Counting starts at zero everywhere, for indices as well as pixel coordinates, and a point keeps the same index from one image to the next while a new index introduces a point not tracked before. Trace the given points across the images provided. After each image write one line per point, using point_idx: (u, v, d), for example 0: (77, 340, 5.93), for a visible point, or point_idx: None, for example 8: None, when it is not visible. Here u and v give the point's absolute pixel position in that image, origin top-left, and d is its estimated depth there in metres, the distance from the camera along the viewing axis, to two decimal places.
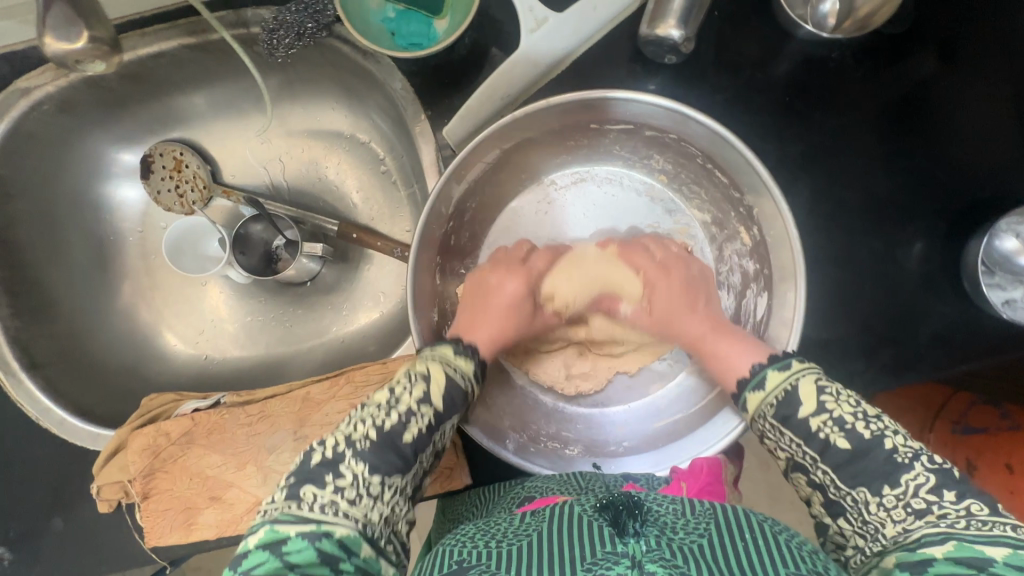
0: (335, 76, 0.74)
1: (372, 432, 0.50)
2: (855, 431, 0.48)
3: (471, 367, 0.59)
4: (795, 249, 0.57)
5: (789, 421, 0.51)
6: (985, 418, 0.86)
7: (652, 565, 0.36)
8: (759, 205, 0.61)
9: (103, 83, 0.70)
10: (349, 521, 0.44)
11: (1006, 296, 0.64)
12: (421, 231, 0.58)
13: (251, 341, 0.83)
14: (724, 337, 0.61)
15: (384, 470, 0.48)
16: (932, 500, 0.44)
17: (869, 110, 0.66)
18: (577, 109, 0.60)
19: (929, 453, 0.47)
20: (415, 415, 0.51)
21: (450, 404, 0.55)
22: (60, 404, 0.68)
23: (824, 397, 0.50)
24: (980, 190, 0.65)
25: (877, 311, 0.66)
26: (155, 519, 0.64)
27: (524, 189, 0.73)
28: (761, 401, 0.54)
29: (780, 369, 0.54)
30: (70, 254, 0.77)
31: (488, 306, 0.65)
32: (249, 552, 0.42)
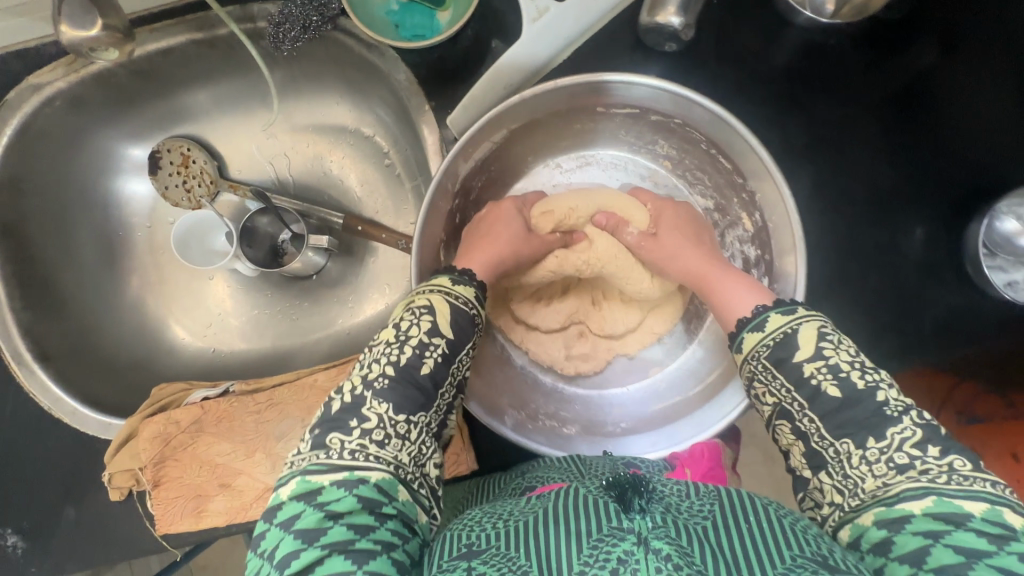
0: (339, 70, 0.75)
1: (389, 370, 0.48)
2: (850, 379, 0.46)
3: (473, 292, 0.55)
4: (796, 228, 0.58)
5: (784, 364, 0.49)
6: None
7: (658, 543, 0.34)
8: (761, 188, 0.61)
9: (112, 79, 0.72)
10: (382, 465, 0.45)
11: (1008, 278, 0.64)
12: (428, 210, 0.58)
13: (257, 334, 0.84)
14: (728, 272, 0.60)
15: (408, 407, 0.48)
16: (915, 455, 0.43)
17: (870, 96, 0.67)
18: (585, 92, 0.61)
19: (918, 410, 0.45)
20: (428, 346, 0.50)
21: (460, 332, 0.52)
22: (72, 395, 0.69)
23: (823, 343, 0.48)
24: (981, 174, 0.65)
25: (881, 296, 0.66)
26: (165, 507, 0.65)
27: (531, 171, 0.75)
28: (758, 342, 0.51)
29: (782, 313, 0.51)
30: (81, 249, 0.78)
31: (491, 230, 0.64)
32: (284, 504, 0.43)
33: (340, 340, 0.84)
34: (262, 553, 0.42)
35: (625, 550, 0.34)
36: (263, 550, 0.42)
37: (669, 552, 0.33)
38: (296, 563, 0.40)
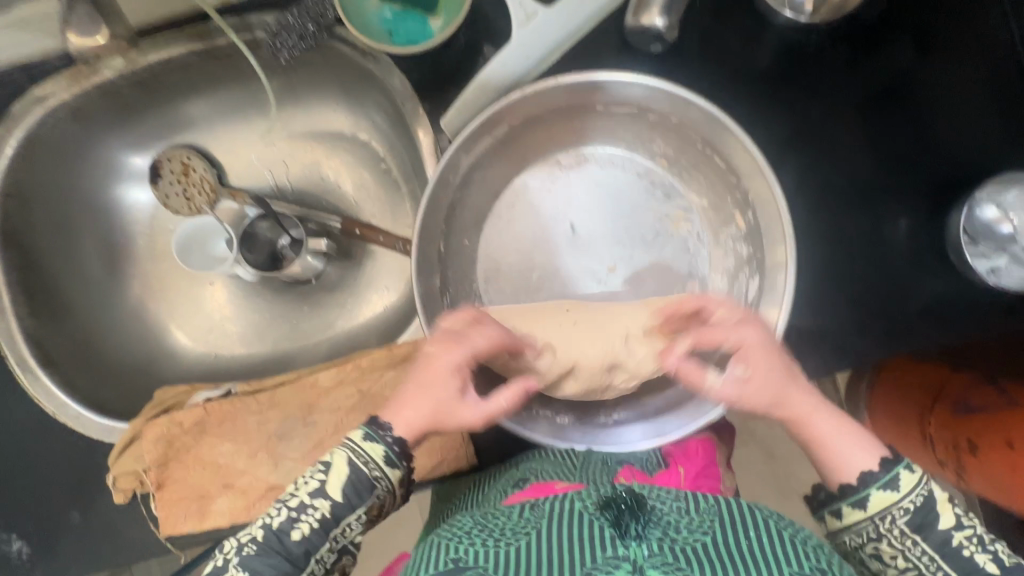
0: (335, 77, 0.77)
1: (258, 535, 0.50)
2: (998, 555, 0.49)
3: (383, 451, 0.51)
4: (785, 220, 0.60)
5: (926, 531, 0.49)
6: (986, 397, 0.86)
7: (653, 571, 0.37)
8: (753, 187, 0.63)
9: (114, 90, 0.73)
10: None
11: (991, 265, 0.65)
12: (426, 205, 0.63)
13: (258, 339, 0.85)
14: (846, 433, 0.53)
15: (269, 574, 0.48)
16: None
17: (851, 90, 0.69)
18: (585, 90, 0.64)
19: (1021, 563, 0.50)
20: (305, 511, 0.50)
21: (351, 495, 0.50)
22: (75, 399, 0.70)
23: (958, 510, 0.50)
24: (960, 164, 0.67)
25: (869, 285, 0.67)
26: (169, 509, 0.65)
27: (533, 164, 0.73)
28: (893, 503, 0.49)
29: (909, 471, 0.50)
30: (83, 257, 0.79)
31: (422, 389, 0.54)
32: None
33: (340, 343, 0.85)
34: None
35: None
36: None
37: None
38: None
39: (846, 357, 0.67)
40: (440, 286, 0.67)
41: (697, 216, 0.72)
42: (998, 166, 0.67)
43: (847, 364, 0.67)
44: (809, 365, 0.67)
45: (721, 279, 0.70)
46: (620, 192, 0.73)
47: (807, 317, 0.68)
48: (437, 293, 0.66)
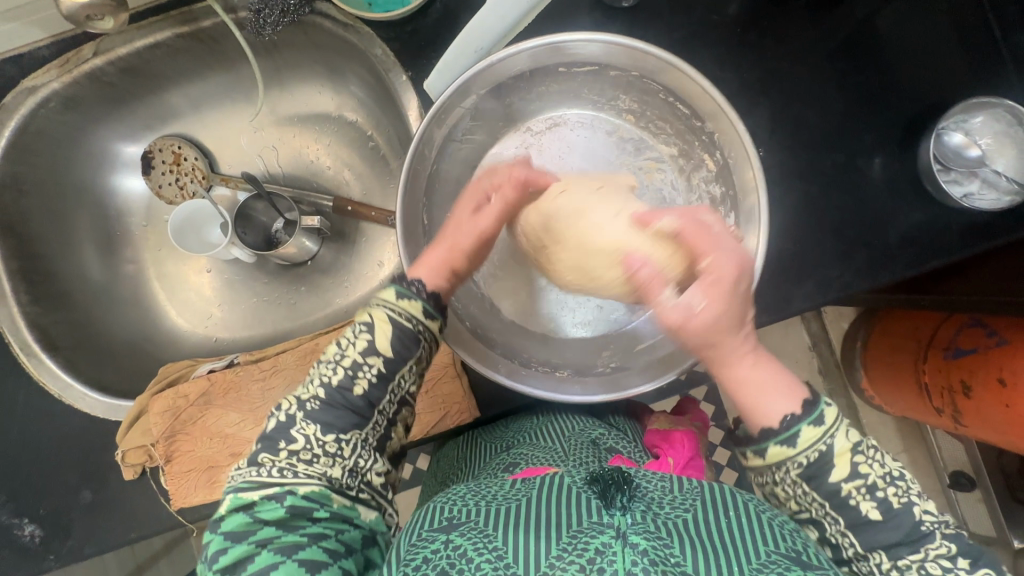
0: (318, 55, 0.79)
1: (321, 392, 0.52)
2: (886, 499, 0.48)
3: (419, 307, 0.55)
4: (755, 163, 0.59)
5: (817, 482, 0.48)
6: (975, 339, 0.88)
7: (636, 538, 0.40)
8: (717, 129, 0.63)
9: (103, 78, 0.75)
10: (312, 478, 0.49)
11: (965, 190, 0.68)
12: (406, 172, 0.61)
13: (257, 321, 0.86)
14: (766, 374, 0.53)
15: (339, 422, 0.51)
16: (946, 565, 0.47)
17: (815, 34, 0.72)
18: (545, 55, 0.64)
19: (942, 516, 0.49)
20: (362, 367, 0.52)
21: (400, 348, 0.53)
22: (80, 380, 0.71)
23: (857, 459, 0.49)
24: (927, 98, 0.70)
25: (847, 219, 0.69)
26: (179, 481, 0.66)
27: (504, 134, 0.73)
28: (789, 457, 0.49)
29: (814, 425, 0.49)
30: (80, 247, 0.81)
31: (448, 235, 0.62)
32: (225, 515, 0.48)
33: (339, 319, 0.86)
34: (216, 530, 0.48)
35: (603, 543, 0.40)
36: (212, 552, 0.47)
37: (646, 548, 0.39)
38: (226, 559, 0.46)
39: (830, 289, 0.69)
40: None
41: (669, 165, 0.72)
42: (963, 94, 0.69)
43: (832, 296, 0.69)
44: (796, 299, 0.69)
45: None
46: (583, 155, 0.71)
47: (789, 254, 0.70)
48: None
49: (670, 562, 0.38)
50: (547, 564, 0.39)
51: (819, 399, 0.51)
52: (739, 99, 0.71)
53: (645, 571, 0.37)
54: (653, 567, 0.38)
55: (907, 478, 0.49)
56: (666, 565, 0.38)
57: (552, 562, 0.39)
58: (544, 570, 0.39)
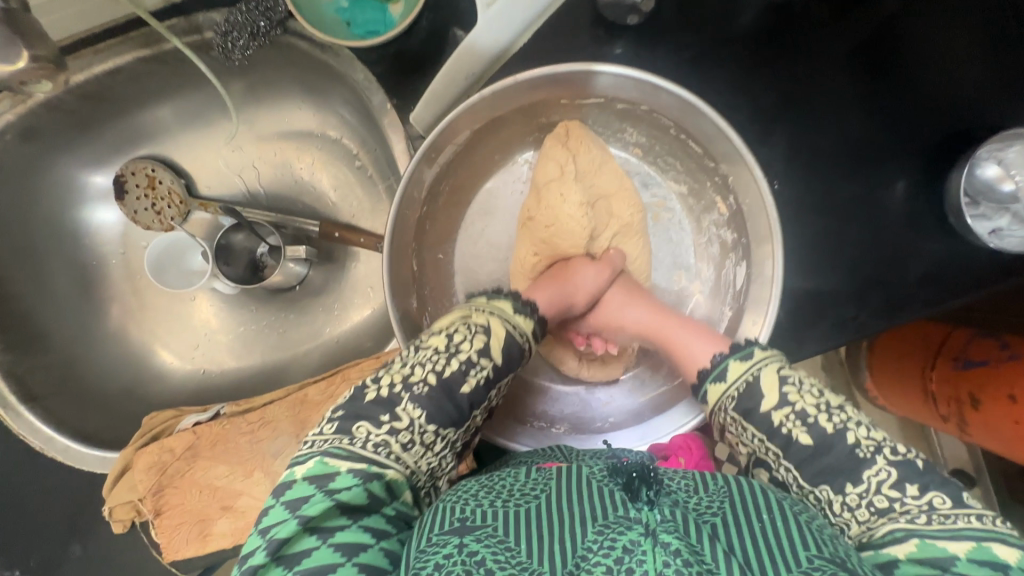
0: (296, 75, 0.73)
1: (431, 378, 0.50)
2: (818, 425, 0.49)
3: (530, 326, 0.58)
4: (771, 215, 0.54)
5: (751, 415, 0.52)
6: (985, 351, 0.83)
7: (666, 536, 0.36)
8: (732, 171, 0.58)
9: (62, 106, 0.69)
10: (399, 466, 0.47)
11: (993, 225, 0.63)
12: (394, 225, 0.56)
13: (246, 352, 0.83)
14: (681, 324, 0.61)
15: (440, 417, 0.50)
16: (894, 496, 0.45)
17: (841, 51, 0.65)
18: (545, 87, 0.58)
19: (892, 446, 0.47)
20: (475, 366, 0.52)
21: (508, 359, 0.55)
22: (62, 431, 0.69)
23: (786, 389, 0.51)
24: (956, 122, 0.64)
25: (866, 255, 0.65)
26: (170, 534, 0.64)
27: (498, 169, 0.68)
28: (722, 393, 0.54)
29: (741, 360, 0.54)
30: (54, 283, 0.77)
31: (564, 273, 0.64)
32: (299, 482, 0.43)
33: (329, 350, 0.83)
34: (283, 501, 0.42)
35: (632, 540, 0.36)
36: (266, 531, 0.41)
37: (677, 547, 0.35)
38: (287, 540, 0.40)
39: (847, 331, 0.64)
40: (417, 307, 0.62)
41: (678, 204, 0.68)
42: (999, 119, 0.63)
43: (848, 338, 0.65)
44: (809, 341, 0.65)
45: (706, 267, 0.67)
46: (598, 170, 0.65)
47: (803, 293, 0.65)
48: (415, 315, 0.61)
49: (702, 565, 0.35)
50: (574, 563, 0.36)
51: (751, 341, 0.55)
52: (754, 125, 0.66)
53: (678, 572, 0.34)
54: (688, 567, 0.34)
55: (847, 406, 0.50)
56: (699, 566, 0.35)
57: (577, 563, 0.36)
58: (571, 569, 0.36)
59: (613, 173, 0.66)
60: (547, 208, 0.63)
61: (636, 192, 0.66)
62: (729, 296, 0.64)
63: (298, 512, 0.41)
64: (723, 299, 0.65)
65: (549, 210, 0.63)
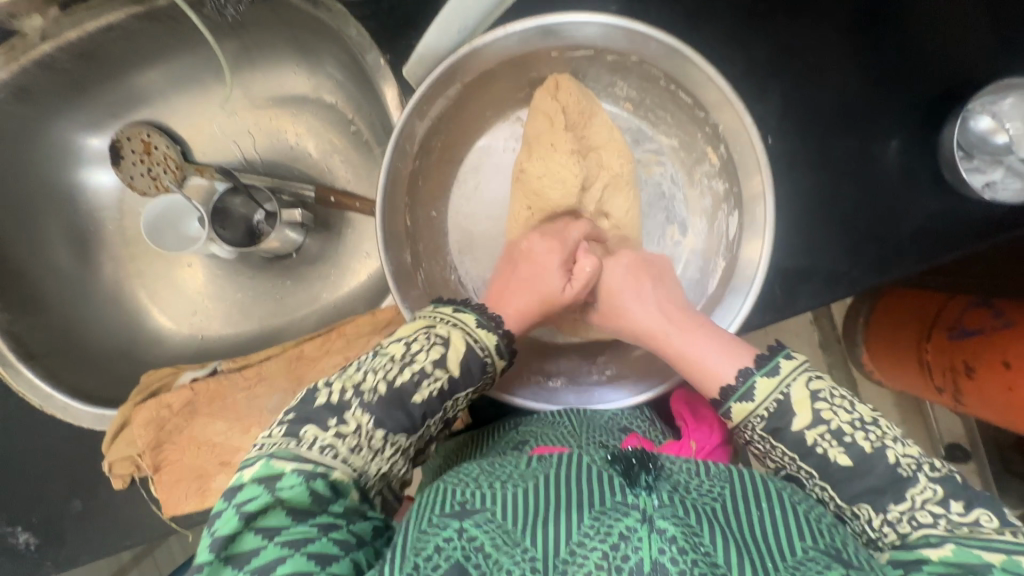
0: (289, 35, 0.73)
1: (382, 387, 0.50)
2: (855, 445, 0.48)
3: (495, 340, 0.55)
4: (760, 155, 0.55)
5: (781, 434, 0.50)
6: (980, 320, 0.82)
7: (663, 522, 0.36)
8: (723, 120, 0.58)
9: (55, 65, 0.70)
10: (346, 468, 0.48)
11: (986, 179, 0.63)
12: (387, 173, 0.56)
13: (243, 317, 0.83)
14: (682, 329, 0.57)
15: (390, 425, 0.50)
16: (938, 512, 0.44)
17: (833, 4, 0.65)
18: (536, 38, 0.58)
19: (932, 464, 0.47)
20: (428, 377, 0.51)
21: (467, 373, 0.53)
22: (60, 390, 0.69)
23: (818, 406, 0.49)
24: (948, 76, 0.64)
25: (859, 211, 0.65)
26: (169, 490, 0.65)
27: (492, 127, 0.69)
28: (750, 412, 0.51)
29: (769, 375, 0.51)
30: (50, 247, 0.77)
31: (523, 274, 0.61)
32: (245, 485, 0.45)
33: (326, 316, 0.83)
34: (231, 504, 0.44)
35: (628, 528, 0.36)
36: (213, 529, 0.43)
37: (673, 533, 0.36)
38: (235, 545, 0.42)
39: (839, 286, 0.65)
40: (412, 263, 0.62)
41: (670, 158, 0.69)
42: (992, 73, 0.63)
43: (841, 293, 0.65)
44: (801, 297, 0.66)
45: (700, 220, 0.67)
46: (588, 123, 0.65)
47: (797, 248, 0.66)
48: (410, 271, 0.61)
49: (700, 552, 0.36)
50: (569, 550, 0.37)
51: (777, 350, 0.52)
52: (747, 80, 0.66)
53: (673, 561, 0.34)
54: (683, 555, 0.35)
55: (879, 423, 0.49)
56: (696, 553, 0.35)
57: (574, 548, 0.37)
58: (566, 556, 0.37)
59: (604, 126, 0.66)
60: (537, 160, 0.64)
61: (625, 143, 0.67)
62: (722, 247, 0.64)
63: (241, 506, 0.44)
64: (717, 251, 0.65)
65: (540, 161, 0.64)
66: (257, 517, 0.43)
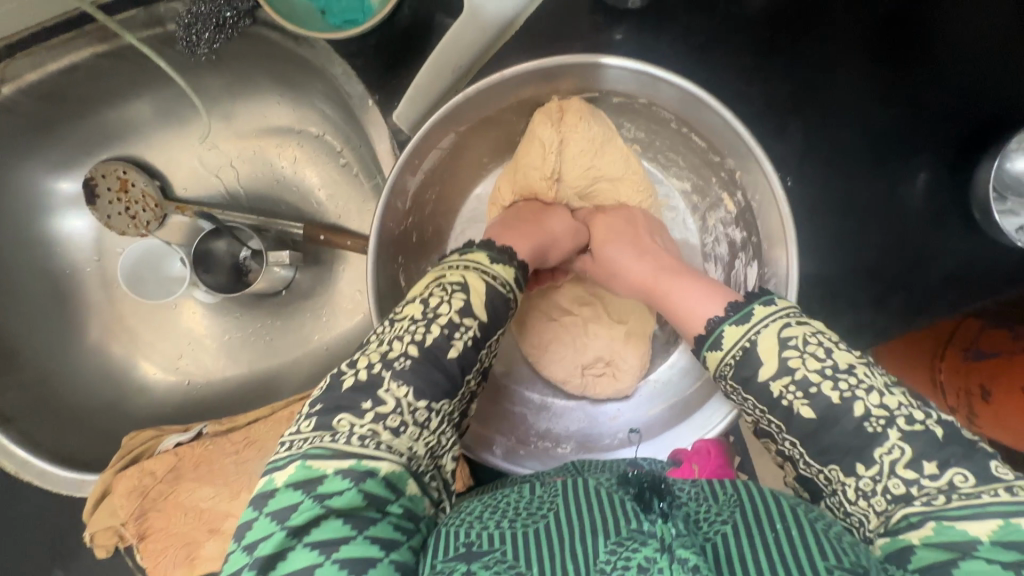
0: (270, 68, 0.68)
1: (412, 350, 0.44)
2: (822, 396, 0.42)
3: (512, 274, 0.52)
4: (784, 211, 0.50)
5: (750, 384, 0.45)
6: (998, 342, 0.74)
7: (684, 551, 0.33)
8: (740, 167, 0.54)
9: (18, 107, 0.65)
10: (393, 454, 0.40)
11: (1020, 223, 0.59)
12: (376, 235, 0.52)
13: (232, 362, 0.79)
14: (675, 278, 0.55)
15: (429, 390, 0.44)
16: (910, 477, 0.38)
17: (862, 36, 0.60)
18: (534, 82, 0.54)
19: (908, 414, 0.40)
20: (458, 329, 0.46)
21: (494, 316, 0.49)
22: (38, 454, 0.65)
23: (786, 354, 0.44)
24: (984, 112, 0.59)
25: (885, 255, 0.61)
26: (157, 558, 0.61)
27: (488, 175, 0.65)
28: (721, 359, 0.47)
29: (737, 324, 0.46)
30: (25, 297, 0.73)
31: (525, 215, 0.58)
32: (281, 491, 0.37)
33: (318, 358, 0.79)
34: (270, 514, 0.36)
35: (647, 558, 0.33)
36: (250, 544, 0.36)
37: (698, 562, 0.32)
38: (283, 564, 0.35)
39: (862, 335, 0.61)
40: None
41: (682, 202, 0.65)
42: None
43: (863, 342, 0.61)
44: None
45: (717, 267, 0.63)
46: (600, 149, 0.60)
47: (817, 296, 0.62)
48: None
49: None
50: None
51: (753, 297, 0.47)
52: (764, 117, 0.61)
53: None
54: None
55: (857, 368, 0.42)
56: None
57: None
58: None
59: (623, 158, 0.61)
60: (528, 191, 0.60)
61: (646, 176, 0.63)
62: None
63: (279, 517, 0.36)
64: None
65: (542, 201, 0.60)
66: (305, 530, 0.36)
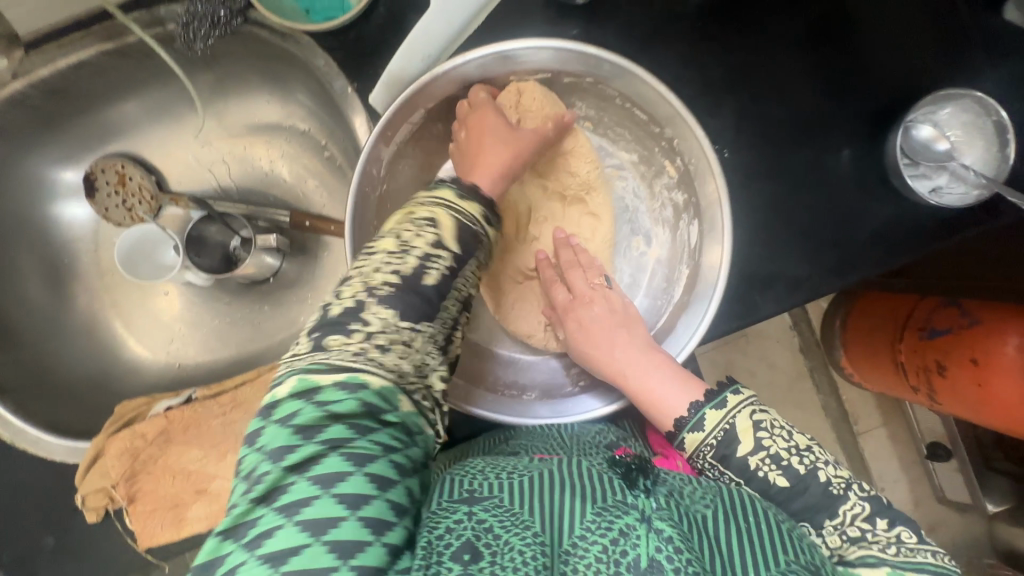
0: (260, 66, 0.75)
1: (393, 278, 0.42)
2: (791, 467, 0.49)
3: (478, 212, 0.51)
4: (711, 160, 0.57)
5: (728, 461, 0.50)
6: (950, 319, 0.79)
7: (660, 523, 0.39)
8: (676, 134, 0.61)
9: (28, 101, 0.71)
10: (382, 373, 0.39)
11: (933, 185, 0.66)
12: (354, 198, 0.57)
13: (220, 344, 0.83)
14: (645, 362, 0.58)
15: (414, 314, 0.42)
16: (866, 528, 0.47)
17: (781, 25, 0.68)
18: (494, 64, 0.61)
19: (857, 480, 0.50)
20: (432, 256, 0.44)
21: (465, 245, 0.47)
22: (32, 423, 0.69)
23: (760, 434, 0.50)
24: (891, 90, 0.68)
25: (816, 218, 0.67)
26: (145, 519, 0.65)
27: None
28: (702, 441, 0.52)
29: (717, 408, 0.52)
30: (25, 279, 0.77)
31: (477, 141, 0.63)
32: (282, 402, 0.37)
33: None
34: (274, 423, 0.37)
35: (627, 525, 0.38)
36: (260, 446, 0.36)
37: (670, 534, 0.38)
38: (294, 457, 0.35)
39: (800, 291, 0.67)
40: None
41: (631, 172, 0.72)
42: (931, 86, 0.67)
43: (802, 297, 0.67)
44: (766, 304, 0.67)
45: (664, 229, 0.70)
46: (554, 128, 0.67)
47: (760, 257, 0.67)
48: None
49: (693, 555, 0.37)
50: (571, 541, 0.37)
51: (724, 386, 0.53)
52: (701, 96, 0.68)
53: (668, 559, 0.36)
54: (676, 554, 0.37)
55: (815, 447, 0.51)
56: (689, 555, 0.37)
57: (575, 540, 0.37)
58: (568, 546, 0.37)
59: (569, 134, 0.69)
60: None
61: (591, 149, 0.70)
62: (685, 255, 0.66)
63: (276, 420, 0.37)
64: (680, 259, 0.67)
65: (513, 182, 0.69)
66: (311, 433, 0.36)
